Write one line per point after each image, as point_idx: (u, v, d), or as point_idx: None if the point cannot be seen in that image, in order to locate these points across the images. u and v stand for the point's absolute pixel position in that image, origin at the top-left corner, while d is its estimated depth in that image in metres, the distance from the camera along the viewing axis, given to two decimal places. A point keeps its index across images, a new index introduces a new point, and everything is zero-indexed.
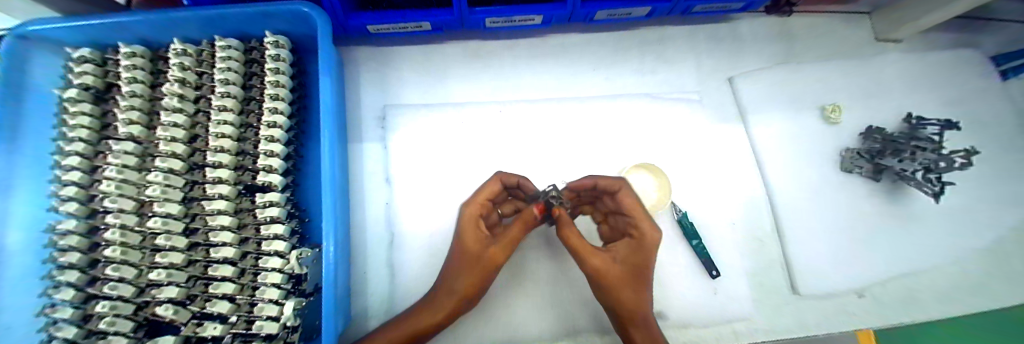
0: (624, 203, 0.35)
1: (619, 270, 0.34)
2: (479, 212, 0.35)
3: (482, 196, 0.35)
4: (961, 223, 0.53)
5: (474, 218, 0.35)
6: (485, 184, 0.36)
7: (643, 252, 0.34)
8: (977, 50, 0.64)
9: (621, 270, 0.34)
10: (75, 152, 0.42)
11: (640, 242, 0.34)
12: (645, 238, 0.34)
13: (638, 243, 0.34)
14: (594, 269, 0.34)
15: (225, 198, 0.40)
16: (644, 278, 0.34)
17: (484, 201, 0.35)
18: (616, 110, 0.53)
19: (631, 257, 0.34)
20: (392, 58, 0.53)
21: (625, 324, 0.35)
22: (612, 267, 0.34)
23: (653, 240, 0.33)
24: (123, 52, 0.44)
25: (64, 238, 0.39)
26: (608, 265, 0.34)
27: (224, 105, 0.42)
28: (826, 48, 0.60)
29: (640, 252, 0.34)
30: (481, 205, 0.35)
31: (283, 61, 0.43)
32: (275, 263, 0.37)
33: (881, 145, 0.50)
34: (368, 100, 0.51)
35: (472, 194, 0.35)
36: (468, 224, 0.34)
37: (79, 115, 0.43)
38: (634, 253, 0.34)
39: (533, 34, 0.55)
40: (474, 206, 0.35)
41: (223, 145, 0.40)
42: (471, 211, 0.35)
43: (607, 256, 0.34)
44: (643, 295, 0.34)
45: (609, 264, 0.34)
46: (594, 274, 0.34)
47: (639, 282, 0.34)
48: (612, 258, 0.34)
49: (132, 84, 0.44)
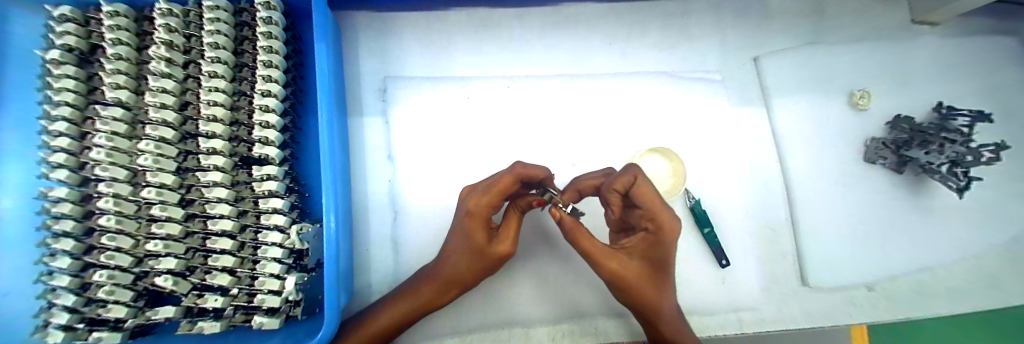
0: (639, 197, 0.31)
1: (636, 266, 0.32)
2: (487, 213, 0.33)
3: (492, 196, 0.32)
4: (978, 220, 0.51)
5: (481, 215, 0.33)
6: (495, 180, 0.33)
7: (660, 245, 0.32)
8: (1017, 38, 0.59)
9: (638, 265, 0.32)
10: (61, 117, 0.40)
11: (657, 235, 0.32)
12: (662, 230, 0.32)
13: (656, 236, 0.32)
14: (612, 270, 0.31)
15: (220, 169, 0.38)
16: (665, 270, 0.33)
17: (491, 201, 0.32)
18: (630, 90, 0.50)
19: (649, 251, 0.33)
20: (393, 26, 0.50)
21: (653, 322, 0.34)
22: (631, 264, 0.32)
23: (671, 231, 0.32)
24: (105, 11, 0.41)
25: (56, 206, 0.37)
26: (625, 263, 0.31)
27: (214, 71, 0.39)
28: (859, 28, 0.55)
29: (658, 246, 0.32)
30: (490, 205, 0.33)
31: (276, 24, 0.40)
32: (275, 237, 0.36)
33: (908, 135, 0.47)
34: (367, 70, 0.48)
35: (483, 193, 0.32)
36: (474, 225, 0.33)
37: (63, 78, 0.40)
38: (651, 247, 0.32)
39: (545, 3, 0.51)
40: (481, 205, 0.33)
41: (215, 114, 0.38)
42: (478, 210, 0.33)
43: (622, 254, 0.32)
44: (665, 289, 0.33)
45: (627, 261, 0.32)
46: (612, 277, 0.31)
47: (658, 277, 0.33)
48: (628, 254, 0.33)
49: (117, 46, 0.41)
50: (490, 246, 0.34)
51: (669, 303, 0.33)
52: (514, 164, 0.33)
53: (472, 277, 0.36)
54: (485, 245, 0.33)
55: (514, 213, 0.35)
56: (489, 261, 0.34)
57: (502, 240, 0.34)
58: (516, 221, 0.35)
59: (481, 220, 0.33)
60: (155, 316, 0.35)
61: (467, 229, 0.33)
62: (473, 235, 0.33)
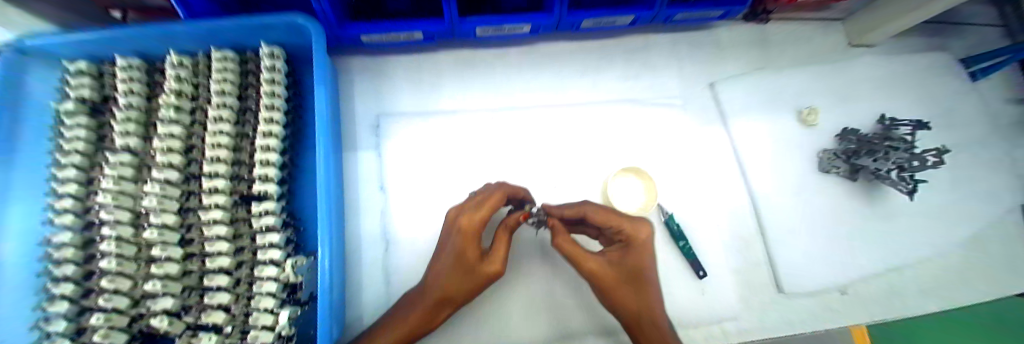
0: (600, 221, 0.37)
1: (614, 272, 0.35)
2: (480, 228, 0.37)
3: (484, 211, 0.37)
4: (936, 220, 0.55)
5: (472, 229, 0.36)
6: (489, 195, 0.39)
7: (634, 253, 0.35)
8: (935, 57, 0.68)
9: (617, 271, 0.35)
10: (71, 164, 0.42)
11: (629, 244, 0.36)
12: (634, 240, 0.36)
13: (630, 246, 0.36)
14: (591, 270, 0.35)
15: (221, 207, 0.40)
16: (646, 280, 0.35)
17: (484, 216, 0.37)
18: (603, 116, 0.55)
19: (627, 259, 0.35)
20: (386, 68, 0.55)
21: (636, 327, 0.35)
22: (607, 268, 0.35)
23: (643, 241, 0.36)
24: (119, 65, 0.45)
25: (59, 251, 0.39)
26: (604, 267, 0.35)
27: (220, 116, 0.43)
28: (803, 53, 0.62)
29: (633, 254, 0.35)
30: (481, 221, 0.37)
31: (278, 71, 0.45)
32: (270, 272, 0.38)
33: (856, 145, 0.53)
34: (362, 108, 0.52)
35: (477, 209, 0.37)
36: (468, 237, 0.36)
37: (75, 128, 0.44)
38: (626, 256, 0.36)
39: (522, 44, 0.57)
40: (475, 220, 0.37)
41: (218, 155, 0.41)
42: (472, 225, 0.36)
43: (603, 259, 0.36)
44: (643, 294, 0.35)
45: (606, 266, 0.35)
46: (592, 277, 0.35)
47: (640, 283, 0.35)
48: (608, 260, 0.36)
49: (129, 97, 0.45)
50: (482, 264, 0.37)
51: (655, 311, 0.35)
52: (502, 185, 0.41)
53: (465, 294, 0.37)
54: (476, 261, 0.37)
55: (504, 233, 0.37)
56: (480, 280, 0.37)
57: (494, 259, 0.37)
58: (505, 242, 0.37)
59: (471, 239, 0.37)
60: None
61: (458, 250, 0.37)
62: (465, 252, 0.36)
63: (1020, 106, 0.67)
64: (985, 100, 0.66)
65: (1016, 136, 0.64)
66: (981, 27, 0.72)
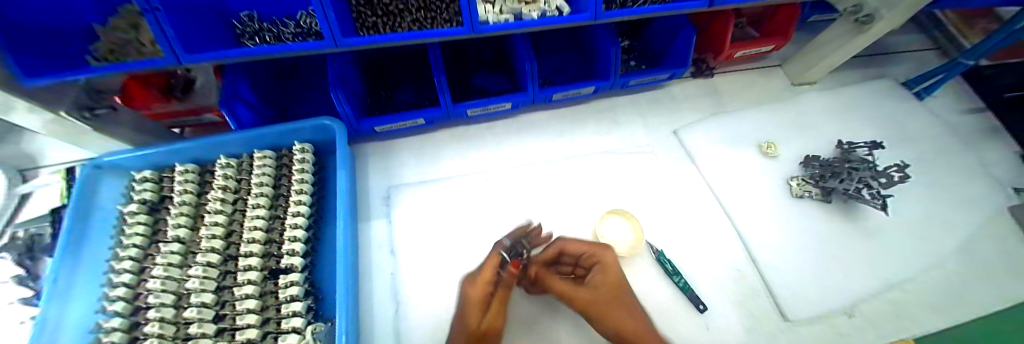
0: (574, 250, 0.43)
1: (603, 295, 0.39)
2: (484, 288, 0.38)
3: (487, 272, 0.38)
4: (921, 231, 0.57)
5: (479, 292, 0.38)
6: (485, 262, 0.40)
7: (610, 270, 0.40)
8: (876, 84, 0.77)
9: (605, 293, 0.39)
10: (128, 256, 0.49)
11: (603, 264, 0.41)
12: (604, 260, 0.41)
13: (602, 266, 0.41)
14: (583, 301, 0.39)
15: (253, 282, 0.46)
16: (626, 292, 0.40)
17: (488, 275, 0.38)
18: (585, 167, 0.62)
19: (607, 281, 0.39)
20: (395, 148, 0.65)
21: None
22: (596, 293, 0.39)
23: (610, 257, 0.42)
24: (179, 170, 0.55)
25: (108, 336, 0.43)
26: (594, 292, 0.39)
27: (258, 203, 0.51)
28: (751, 97, 0.72)
29: (608, 272, 0.40)
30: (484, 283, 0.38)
31: (307, 162, 0.55)
32: (292, 338, 0.41)
33: (820, 170, 0.60)
34: (375, 183, 0.61)
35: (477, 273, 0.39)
36: (474, 300, 0.37)
37: (136, 224, 0.52)
38: (605, 273, 0.40)
39: (508, 116, 0.68)
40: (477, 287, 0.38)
41: (254, 236, 0.48)
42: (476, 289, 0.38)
43: (590, 288, 0.39)
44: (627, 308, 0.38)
45: (594, 292, 0.39)
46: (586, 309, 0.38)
47: (624, 298, 0.39)
48: (595, 288, 0.39)
49: (183, 195, 0.53)
50: (487, 314, 0.38)
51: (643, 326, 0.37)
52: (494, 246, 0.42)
53: None
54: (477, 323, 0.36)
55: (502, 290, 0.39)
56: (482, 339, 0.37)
57: (491, 314, 0.38)
58: (501, 297, 0.39)
59: (484, 283, 0.38)
60: None
61: (472, 297, 0.37)
62: (469, 317, 0.36)
63: (974, 115, 0.71)
64: (938, 113, 0.72)
65: (983, 142, 0.67)
66: (908, 54, 0.82)
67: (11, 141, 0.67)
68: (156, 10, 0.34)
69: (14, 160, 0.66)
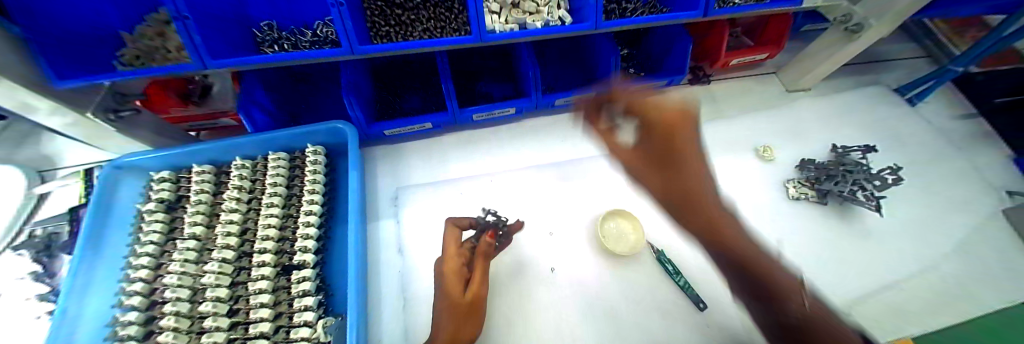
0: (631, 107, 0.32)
1: (651, 158, 0.29)
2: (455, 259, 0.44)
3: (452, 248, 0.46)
4: (915, 233, 0.58)
5: (453, 266, 0.44)
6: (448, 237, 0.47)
7: (671, 128, 0.28)
8: (870, 90, 0.79)
9: (653, 154, 0.29)
10: (145, 253, 0.51)
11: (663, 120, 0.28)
12: (665, 115, 0.28)
13: (660, 119, 0.29)
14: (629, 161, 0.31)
15: (267, 278, 0.47)
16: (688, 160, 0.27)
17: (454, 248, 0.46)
18: (587, 170, 0.64)
19: (659, 143, 0.29)
20: (403, 151, 0.67)
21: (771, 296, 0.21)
22: (641, 156, 0.30)
23: (671, 107, 0.29)
24: (196, 171, 0.57)
25: (125, 329, 0.44)
26: (640, 153, 0.30)
27: (272, 201, 0.53)
28: (747, 104, 0.75)
29: (669, 130, 0.28)
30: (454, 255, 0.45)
31: (319, 163, 0.57)
32: (304, 332, 0.43)
33: (816, 172, 0.62)
34: (384, 184, 0.63)
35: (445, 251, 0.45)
36: (449, 272, 0.43)
37: (154, 221, 0.54)
38: (663, 131, 0.28)
39: (512, 121, 0.71)
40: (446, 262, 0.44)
41: (268, 233, 0.50)
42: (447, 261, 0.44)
43: (637, 149, 0.30)
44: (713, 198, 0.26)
45: (641, 152, 0.30)
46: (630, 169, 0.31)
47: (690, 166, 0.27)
48: (644, 148, 0.30)
49: (200, 193, 0.55)
50: (468, 286, 0.43)
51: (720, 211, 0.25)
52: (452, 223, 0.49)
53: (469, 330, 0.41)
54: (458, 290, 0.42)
55: (479, 261, 0.44)
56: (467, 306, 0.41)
57: (472, 284, 0.42)
58: (480, 268, 0.44)
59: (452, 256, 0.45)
60: None
61: (444, 269, 0.43)
62: (449, 288, 0.42)
63: (965, 121, 0.73)
64: (930, 118, 0.74)
65: (975, 147, 0.69)
66: (901, 62, 0.84)
67: (26, 147, 0.71)
68: (185, 18, 0.37)
69: (33, 162, 0.70)
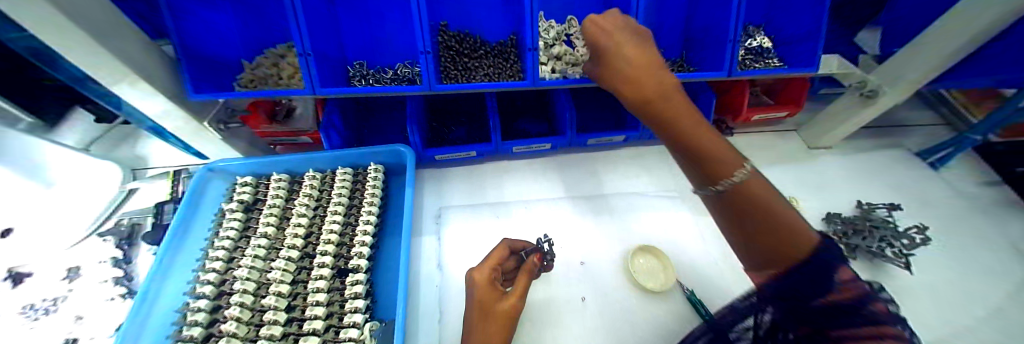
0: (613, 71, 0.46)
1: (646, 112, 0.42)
2: (491, 272, 0.47)
3: (488, 265, 0.48)
4: (952, 295, 0.57)
5: (485, 276, 0.46)
6: (492, 253, 0.50)
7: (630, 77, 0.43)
8: (892, 152, 0.82)
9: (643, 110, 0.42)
10: (222, 247, 0.58)
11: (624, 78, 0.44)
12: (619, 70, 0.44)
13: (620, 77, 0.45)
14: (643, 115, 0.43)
15: (325, 279, 0.52)
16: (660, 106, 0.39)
17: (491, 265, 0.48)
18: (618, 207, 0.68)
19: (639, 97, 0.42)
20: (449, 175, 0.75)
21: (756, 217, 0.30)
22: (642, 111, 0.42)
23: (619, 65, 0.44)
24: (275, 178, 0.66)
25: (195, 314, 0.49)
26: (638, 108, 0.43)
27: (337, 210, 0.60)
28: (768, 156, 0.80)
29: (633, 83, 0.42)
30: (490, 269, 0.47)
31: (378, 180, 0.65)
32: (352, 333, 0.46)
33: (844, 226, 0.64)
34: (429, 203, 0.69)
35: (482, 264, 0.48)
36: (481, 284, 0.45)
37: (233, 219, 0.61)
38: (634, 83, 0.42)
39: (547, 156, 0.78)
40: (484, 276, 0.46)
41: (331, 237, 0.56)
42: (483, 274, 0.46)
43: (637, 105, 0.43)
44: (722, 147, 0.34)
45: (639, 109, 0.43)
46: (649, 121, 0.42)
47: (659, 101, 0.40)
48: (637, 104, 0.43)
49: (275, 198, 0.63)
50: (503, 299, 0.46)
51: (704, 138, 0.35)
52: (502, 241, 0.53)
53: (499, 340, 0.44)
54: (491, 300, 0.45)
55: (522, 278, 0.48)
56: (499, 317, 0.44)
57: (509, 297, 0.46)
58: (521, 285, 0.47)
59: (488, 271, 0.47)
60: None
61: (477, 281, 0.46)
62: (482, 298, 0.45)
63: (992, 187, 0.74)
64: (955, 182, 0.75)
65: (1009, 214, 0.68)
66: (920, 128, 0.88)
67: (128, 144, 0.80)
68: (308, 55, 0.49)
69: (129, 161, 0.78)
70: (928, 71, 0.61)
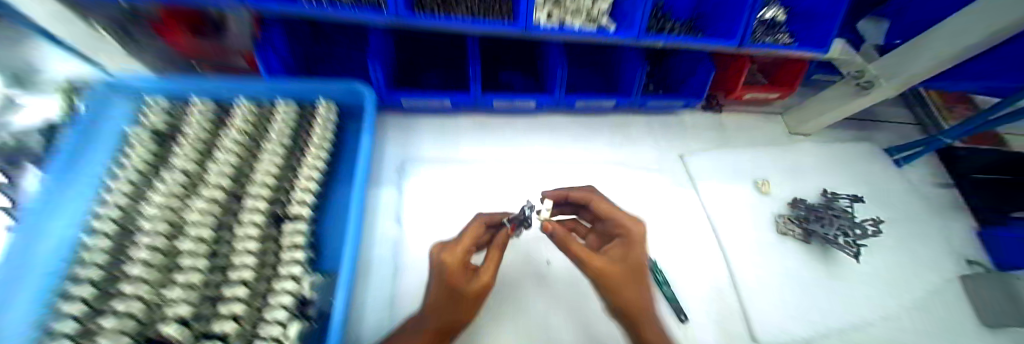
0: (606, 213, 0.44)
1: (619, 268, 0.38)
2: (466, 251, 0.39)
3: (463, 242, 0.39)
4: (885, 282, 0.61)
5: (457, 258, 0.38)
6: (467, 228, 0.42)
7: (634, 247, 0.39)
8: (864, 145, 0.84)
9: (621, 266, 0.38)
10: (126, 179, 0.48)
11: (627, 239, 0.40)
12: (633, 236, 0.40)
13: (627, 240, 0.40)
14: (599, 269, 0.38)
15: (257, 225, 0.46)
16: (643, 275, 0.38)
17: (467, 244, 0.40)
18: (597, 175, 0.65)
19: (627, 258, 0.39)
20: (416, 124, 0.66)
21: None
22: (612, 265, 0.38)
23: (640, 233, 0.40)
24: (196, 105, 0.55)
25: (90, 254, 0.41)
26: (609, 265, 0.38)
27: (275, 150, 0.52)
28: (750, 137, 0.79)
29: (631, 248, 0.39)
30: (464, 250, 0.39)
31: (329, 119, 0.56)
32: (289, 285, 0.41)
33: (806, 212, 0.65)
34: (390, 152, 0.62)
35: (455, 242, 0.39)
36: (454, 268, 0.37)
37: (141, 149, 0.51)
38: (628, 249, 0.39)
39: (528, 114, 0.72)
40: (456, 257, 0.38)
41: (266, 181, 0.49)
42: (454, 256, 0.38)
43: (606, 258, 0.38)
44: (645, 294, 0.38)
45: (610, 263, 0.38)
46: (597, 274, 0.38)
47: (638, 280, 0.38)
48: (611, 259, 0.39)
49: (197, 130, 0.53)
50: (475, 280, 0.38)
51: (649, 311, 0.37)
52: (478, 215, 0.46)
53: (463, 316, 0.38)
54: (458, 277, 0.37)
55: (495, 252, 0.41)
56: (468, 298, 0.37)
57: (483, 274, 0.39)
58: (495, 259, 0.41)
59: (461, 252, 0.39)
60: None
61: (446, 263, 0.37)
62: (452, 281, 0.37)
63: (940, 189, 0.79)
64: (911, 180, 0.79)
65: (946, 215, 0.74)
66: (894, 125, 0.90)
67: None
68: None
69: None
70: (923, 72, 0.58)
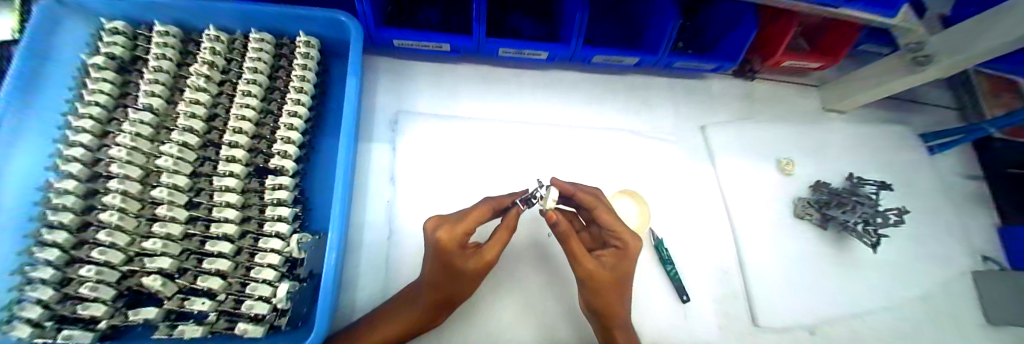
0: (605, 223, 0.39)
1: (607, 274, 0.37)
2: (467, 232, 0.34)
3: (464, 224, 0.34)
4: (895, 274, 0.59)
5: (454, 236, 0.34)
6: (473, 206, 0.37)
7: (628, 259, 0.38)
8: (901, 129, 0.77)
9: (610, 272, 0.37)
10: (88, 115, 0.42)
11: (624, 251, 0.38)
12: (629, 247, 0.38)
13: (624, 252, 0.38)
14: (588, 272, 0.36)
15: (235, 176, 0.41)
16: (625, 282, 0.38)
17: (468, 225, 0.34)
18: (606, 141, 0.59)
19: (617, 265, 0.38)
20: (411, 71, 0.59)
21: None
22: (603, 270, 0.37)
23: (635, 247, 0.38)
24: (156, 30, 0.46)
25: (59, 197, 0.36)
26: (600, 269, 0.37)
27: (249, 90, 0.45)
28: (780, 111, 0.72)
29: (624, 260, 0.38)
30: (464, 231, 0.34)
31: (311, 58, 0.48)
32: (275, 244, 0.38)
33: (827, 196, 0.57)
34: (383, 103, 0.55)
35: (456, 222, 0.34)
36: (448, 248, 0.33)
37: (101, 81, 0.44)
38: (620, 259, 0.38)
39: (537, 68, 0.63)
40: (452, 237, 0.33)
41: (241, 126, 0.43)
42: (450, 235, 0.33)
43: (597, 262, 0.37)
44: (623, 301, 0.39)
45: (601, 269, 0.37)
46: (586, 277, 0.37)
47: (620, 287, 0.38)
48: (602, 263, 0.37)
49: (160, 61, 0.46)
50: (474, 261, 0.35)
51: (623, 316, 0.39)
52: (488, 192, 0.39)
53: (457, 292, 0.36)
54: (455, 257, 0.34)
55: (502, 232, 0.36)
56: (464, 278, 0.35)
57: (483, 253, 0.35)
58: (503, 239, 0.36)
59: (461, 235, 0.34)
60: (83, 311, 0.31)
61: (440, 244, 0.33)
62: (446, 260, 0.34)
63: (972, 181, 0.73)
64: (944, 170, 0.74)
65: (971, 208, 0.70)
66: (938, 108, 0.81)
67: None
68: None
69: None
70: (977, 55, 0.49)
